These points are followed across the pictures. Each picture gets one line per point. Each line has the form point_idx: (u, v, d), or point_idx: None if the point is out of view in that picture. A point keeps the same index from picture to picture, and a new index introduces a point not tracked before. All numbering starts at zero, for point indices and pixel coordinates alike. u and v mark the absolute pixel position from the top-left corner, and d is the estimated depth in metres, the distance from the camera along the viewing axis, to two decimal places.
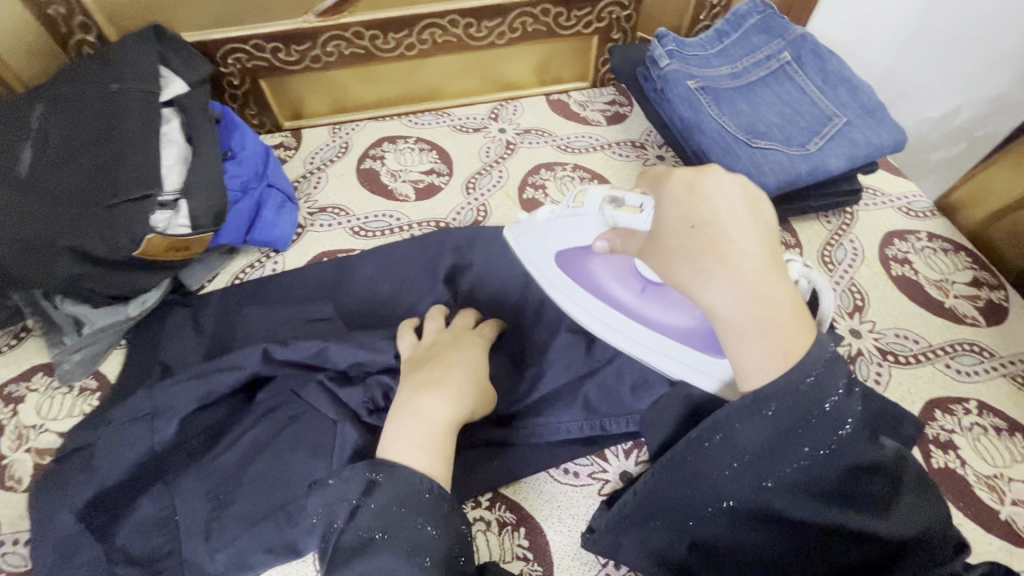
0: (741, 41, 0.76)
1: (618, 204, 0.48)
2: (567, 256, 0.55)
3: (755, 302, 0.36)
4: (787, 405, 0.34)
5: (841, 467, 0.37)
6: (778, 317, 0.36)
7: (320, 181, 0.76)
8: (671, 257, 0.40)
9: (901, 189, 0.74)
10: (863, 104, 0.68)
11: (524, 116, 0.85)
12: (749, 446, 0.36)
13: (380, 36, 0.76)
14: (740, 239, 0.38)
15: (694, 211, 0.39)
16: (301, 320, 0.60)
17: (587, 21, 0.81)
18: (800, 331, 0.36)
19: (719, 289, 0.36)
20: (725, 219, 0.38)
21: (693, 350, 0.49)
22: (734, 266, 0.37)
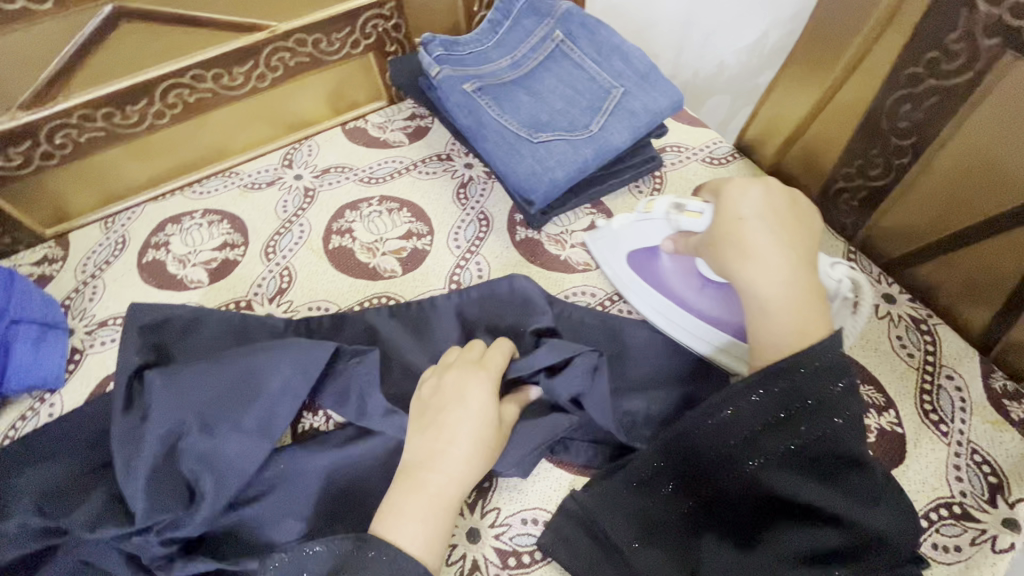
0: (515, 27, 0.72)
1: (681, 209, 0.53)
2: (637, 257, 0.61)
3: (783, 287, 0.45)
4: (793, 383, 0.41)
5: (833, 461, 0.40)
6: (804, 301, 0.45)
7: (96, 291, 0.67)
8: (718, 243, 0.49)
9: (703, 139, 0.74)
10: (637, 69, 0.66)
11: (321, 154, 0.78)
12: (742, 421, 0.42)
13: (116, 113, 0.67)
14: (775, 231, 0.46)
15: (741, 207, 0.48)
16: (82, 470, 0.47)
17: (353, 41, 0.75)
18: (818, 309, 0.45)
19: (751, 271, 0.46)
20: (766, 213, 0.47)
21: (724, 335, 0.55)
22: (763, 254, 0.46)
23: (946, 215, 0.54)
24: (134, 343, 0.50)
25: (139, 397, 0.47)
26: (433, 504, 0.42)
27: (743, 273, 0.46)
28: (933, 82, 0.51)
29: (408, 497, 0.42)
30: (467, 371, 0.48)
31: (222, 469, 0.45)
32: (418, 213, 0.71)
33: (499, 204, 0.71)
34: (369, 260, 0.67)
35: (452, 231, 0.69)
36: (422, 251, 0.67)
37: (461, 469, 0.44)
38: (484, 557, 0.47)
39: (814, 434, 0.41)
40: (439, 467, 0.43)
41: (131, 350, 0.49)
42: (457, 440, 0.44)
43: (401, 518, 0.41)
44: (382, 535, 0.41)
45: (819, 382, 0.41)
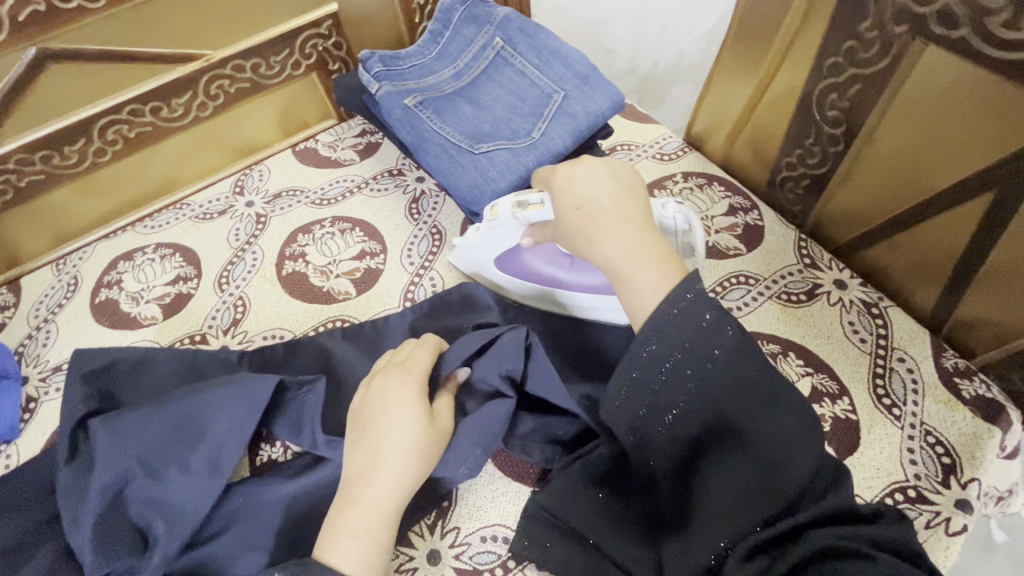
0: (455, 37, 0.72)
1: (524, 205, 0.53)
2: (504, 261, 0.59)
3: (631, 256, 0.44)
4: (666, 337, 0.40)
5: (730, 389, 0.40)
6: (654, 264, 0.44)
7: (49, 335, 0.66)
8: (570, 232, 0.49)
9: (653, 135, 0.74)
10: (576, 71, 0.66)
11: (273, 178, 0.78)
12: (629, 398, 0.42)
13: (54, 154, 0.66)
14: (612, 208, 0.47)
15: (575, 195, 0.48)
16: (35, 523, 0.47)
17: (294, 62, 0.75)
18: (669, 267, 0.44)
19: (599, 248, 0.46)
20: (598, 196, 0.48)
21: (610, 298, 0.55)
22: (607, 229, 0.46)
23: (903, 190, 0.52)
24: (79, 391, 0.50)
25: (85, 447, 0.47)
26: (372, 519, 0.42)
27: (595, 251, 0.46)
28: (854, 70, 0.51)
29: (343, 518, 0.42)
30: (394, 377, 0.47)
31: (172, 511, 0.45)
32: (369, 231, 0.70)
33: (451, 216, 0.70)
34: (323, 283, 0.66)
35: (405, 247, 0.68)
36: (375, 270, 0.67)
37: (408, 490, 0.44)
38: None
39: (702, 373, 0.40)
40: (373, 482, 0.43)
41: (76, 399, 0.49)
42: (389, 456, 0.43)
43: (348, 539, 0.41)
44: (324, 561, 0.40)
45: (686, 319, 0.40)
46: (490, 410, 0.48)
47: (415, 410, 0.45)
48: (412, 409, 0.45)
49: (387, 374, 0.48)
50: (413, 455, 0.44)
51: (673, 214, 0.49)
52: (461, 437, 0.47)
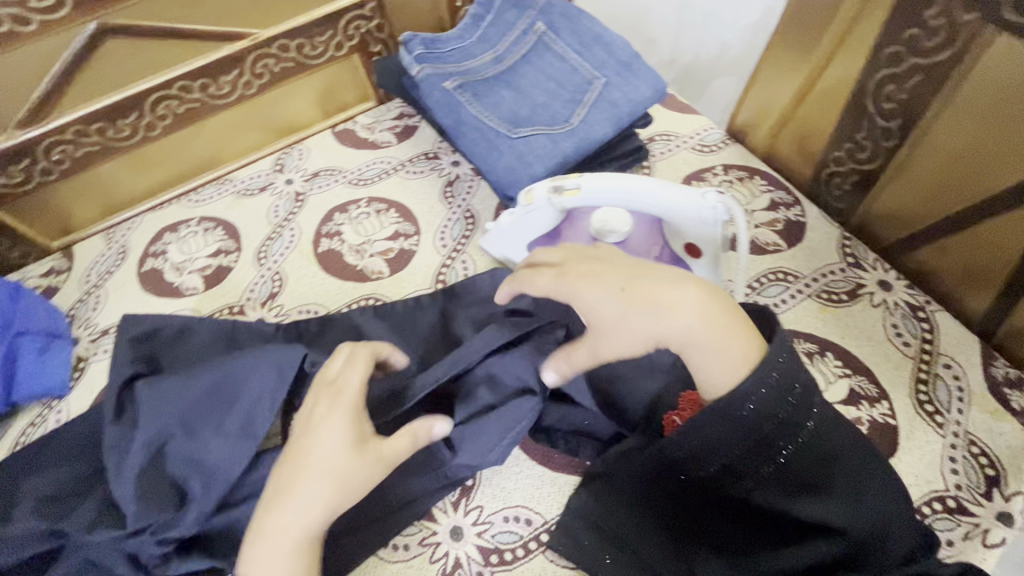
0: (497, 20, 0.71)
1: (561, 190, 0.52)
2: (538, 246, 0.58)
3: (707, 320, 0.40)
4: (762, 403, 0.39)
5: (820, 461, 0.40)
6: (726, 317, 0.41)
7: (99, 300, 0.69)
8: (609, 323, 0.43)
9: (693, 126, 0.72)
10: (618, 58, 0.65)
11: (311, 157, 0.79)
12: (729, 438, 0.40)
13: (109, 126, 0.69)
14: (654, 276, 0.43)
15: (604, 281, 0.43)
16: (84, 474, 0.50)
17: (336, 43, 0.76)
18: (739, 323, 0.41)
19: (672, 328, 0.41)
20: (625, 279, 0.43)
21: None
22: (668, 302, 0.41)
23: (965, 193, 0.50)
24: (126, 354, 0.52)
25: (130, 405, 0.49)
26: (286, 548, 0.39)
27: (665, 330, 0.41)
28: (916, 60, 0.49)
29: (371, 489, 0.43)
30: (325, 401, 0.44)
31: (209, 472, 0.47)
32: (405, 213, 0.71)
33: (485, 201, 0.71)
34: (357, 262, 0.67)
35: (439, 230, 0.69)
36: (409, 251, 0.67)
37: None
38: (466, 554, 0.47)
39: (795, 444, 0.40)
40: (289, 507, 0.39)
41: (123, 360, 0.51)
42: (304, 483, 0.40)
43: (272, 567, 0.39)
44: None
45: (785, 387, 0.40)
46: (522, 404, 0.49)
47: (339, 437, 0.42)
48: (338, 436, 0.42)
49: (319, 399, 0.44)
50: (335, 478, 0.40)
51: (713, 204, 0.47)
52: (487, 423, 0.48)
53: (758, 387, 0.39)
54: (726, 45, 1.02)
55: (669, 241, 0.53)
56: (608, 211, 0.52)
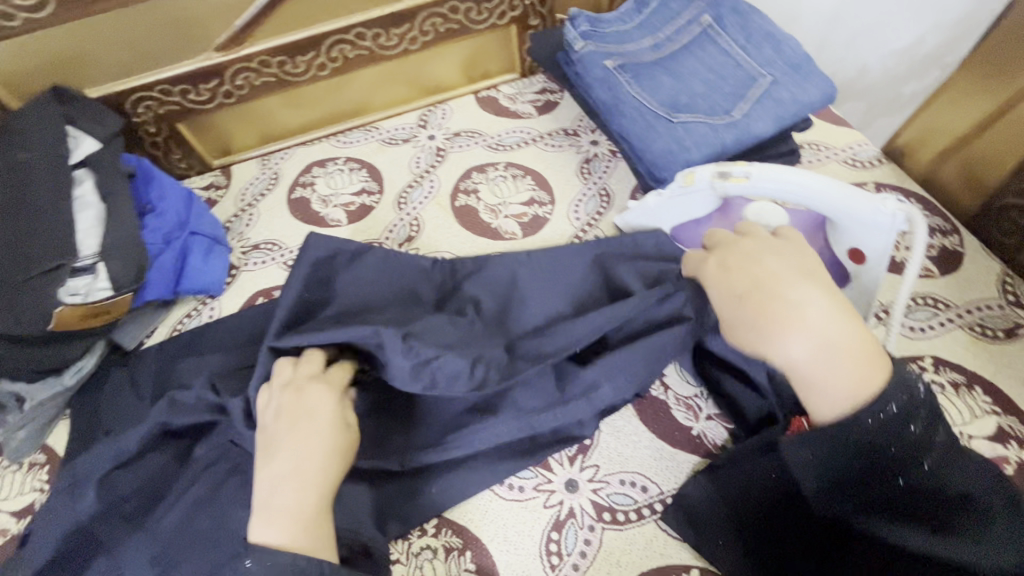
0: (661, 9, 0.72)
1: (726, 176, 0.52)
2: (684, 230, 0.60)
3: (825, 349, 0.38)
4: (866, 427, 0.36)
5: (942, 498, 0.35)
6: (851, 351, 0.38)
7: (252, 218, 0.75)
8: (729, 331, 0.43)
9: (847, 139, 0.70)
10: (788, 58, 0.64)
11: (454, 118, 0.83)
12: (834, 459, 0.37)
13: (288, 61, 0.74)
14: (789, 287, 0.41)
15: (732, 281, 0.43)
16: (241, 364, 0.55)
17: (500, 12, 0.79)
18: (863, 353, 0.38)
19: (786, 346, 0.39)
20: (744, 291, 0.42)
21: None
22: (793, 319, 0.39)
23: None
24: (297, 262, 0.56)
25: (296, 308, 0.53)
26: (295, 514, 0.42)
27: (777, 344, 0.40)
28: None
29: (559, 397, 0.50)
30: (301, 392, 0.47)
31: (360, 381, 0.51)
32: (540, 181, 0.73)
33: (621, 183, 0.72)
34: (491, 220, 0.70)
35: (573, 203, 0.70)
36: (542, 218, 0.70)
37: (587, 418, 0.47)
38: (580, 506, 0.49)
39: (913, 475, 0.36)
40: (296, 482, 0.43)
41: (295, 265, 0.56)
42: (309, 459, 0.44)
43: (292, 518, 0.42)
44: (275, 546, 0.41)
45: (899, 416, 0.36)
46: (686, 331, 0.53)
47: (331, 417, 0.46)
48: (327, 413, 0.46)
49: (280, 401, 0.46)
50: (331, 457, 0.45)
51: (891, 210, 0.47)
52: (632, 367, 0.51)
53: (865, 417, 0.36)
54: (866, 68, 0.98)
55: (831, 245, 0.52)
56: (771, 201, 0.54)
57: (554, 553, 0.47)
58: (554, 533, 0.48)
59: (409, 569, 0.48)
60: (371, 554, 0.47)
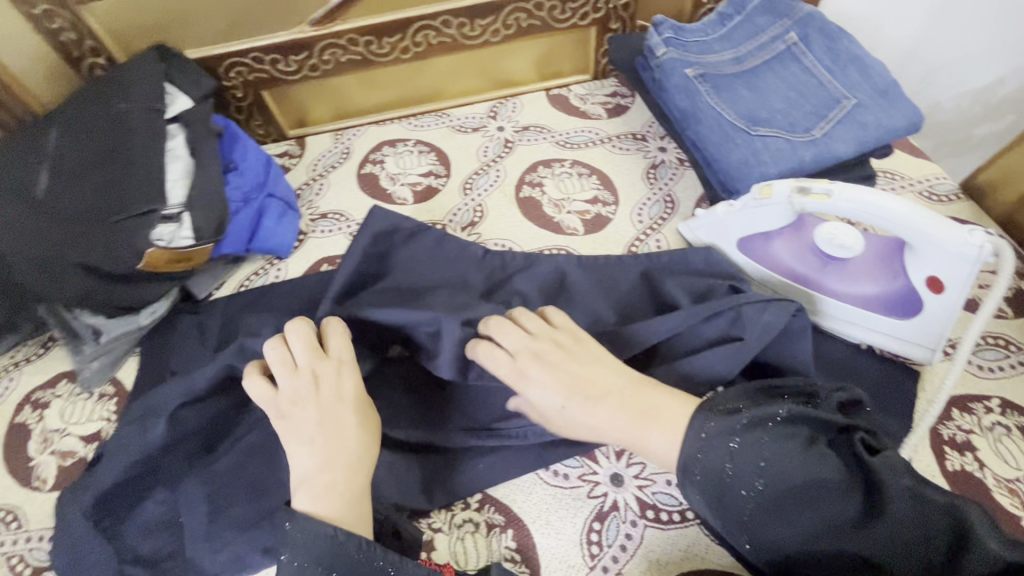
0: (746, 23, 0.72)
1: (806, 192, 0.52)
2: (750, 243, 0.58)
3: (636, 421, 0.42)
4: (739, 449, 0.39)
5: (835, 488, 0.36)
6: (652, 409, 0.43)
7: (322, 188, 0.78)
8: (563, 427, 0.45)
9: (924, 171, 0.69)
10: (875, 83, 0.64)
11: (524, 112, 0.84)
12: (739, 491, 0.38)
13: (375, 41, 0.77)
14: (589, 384, 0.44)
15: (547, 394, 0.45)
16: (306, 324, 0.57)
17: (584, 13, 0.80)
18: (673, 405, 0.43)
19: (601, 426, 0.43)
20: (564, 391, 0.44)
21: (875, 315, 0.53)
22: (600, 404, 0.43)
23: None
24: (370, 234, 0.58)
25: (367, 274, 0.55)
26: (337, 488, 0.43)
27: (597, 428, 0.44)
28: None
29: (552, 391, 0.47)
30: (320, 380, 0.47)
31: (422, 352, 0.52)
32: (605, 182, 0.74)
33: (687, 191, 0.72)
34: (554, 214, 0.71)
35: (637, 206, 0.71)
36: (605, 217, 0.70)
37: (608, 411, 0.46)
38: (625, 501, 0.50)
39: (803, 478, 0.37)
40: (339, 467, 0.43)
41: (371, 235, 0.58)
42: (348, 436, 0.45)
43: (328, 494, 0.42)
44: (313, 516, 0.41)
45: (759, 427, 0.39)
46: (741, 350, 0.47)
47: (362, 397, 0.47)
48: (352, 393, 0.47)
49: (295, 385, 0.46)
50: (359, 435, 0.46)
51: (978, 243, 0.46)
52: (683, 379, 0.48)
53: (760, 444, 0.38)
54: (938, 104, 0.95)
55: (907, 271, 0.52)
56: (845, 224, 0.56)
57: (595, 543, 0.48)
58: (596, 524, 0.49)
59: (451, 539, 0.49)
60: (402, 530, 0.47)
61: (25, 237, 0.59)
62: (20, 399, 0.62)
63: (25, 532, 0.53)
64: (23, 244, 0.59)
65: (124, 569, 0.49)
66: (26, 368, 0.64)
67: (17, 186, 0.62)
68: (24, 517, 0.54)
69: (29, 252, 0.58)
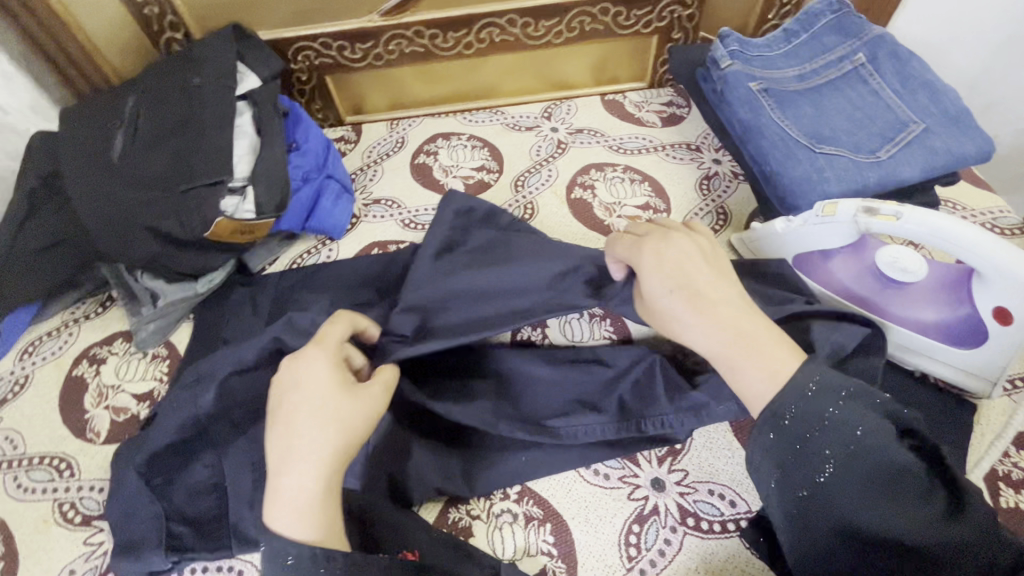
0: (812, 41, 0.71)
1: (873, 212, 0.51)
2: (805, 259, 0.59)
3: (733, 338, 0.41)
4: (836, 414, 0.37)
5: (917, 483, 0.35)
6: (757, 339, 0.40)
7: (376, 174, 0.79)
8: (657, 318, 0.45)
9: (987, 203, 0.68)
10: (945, 109, 0.63)
11: (578, 115, 0.85)
12: (819, 449, 0.36)
13: (440, 35, 0.79)
14: (713, 286, 0.43)
15: (661, 277, 0.45)
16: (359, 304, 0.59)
17: (647, 21, 0.81)
18: (780, 347, 0.40)
19: (694, 331, 0.42)
20: (674, 282, 0.44)
21: (934, 341, 0.52)
22: (710, 309, 0.42)
23: None
24: (445, 223, 0.59)
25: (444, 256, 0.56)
26: (304, 495, 0.38)
27: (692, 327, 0.42)
28: None
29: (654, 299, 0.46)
30: (295, 370, 0.43)
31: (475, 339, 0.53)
32: (658, 189, 0.74)
33: (739, 205, 0.72)
34: (605, 217, 0.71)
35: (689, 215, 0.71)
36: (656, 224, 0.70)
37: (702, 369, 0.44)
38: (665, 506, 0.49)
39: (891, 459, 0.35)
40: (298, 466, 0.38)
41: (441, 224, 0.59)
42: (306, 425, 0.40)
43: (287, 506, 0.38)
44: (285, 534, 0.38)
45: (863, 402, 0.37)
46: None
47: (327, 381, 0.42)
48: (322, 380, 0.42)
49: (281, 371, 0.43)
50: (331, 426, 0.40)
51: None
52: None
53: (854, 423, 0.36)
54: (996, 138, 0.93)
55: (974, 300, 0.50)
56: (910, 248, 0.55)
57: (633, 545, 0.48)
58: (635, 526, 0.49)
59: (489, 528, 0.49)
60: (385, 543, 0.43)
61: (98, 198, 0.61)
62: (77, 353, 0.64)
63: (78, 481, 0.55)
64: (95, 203, 0.61)
65: (171, 528, 0.50)
66: (85, 324, 0.66)
67: (94, 149, 0.65)
68: (76, 467, 0.56)
69: (100, 213, 0.61)
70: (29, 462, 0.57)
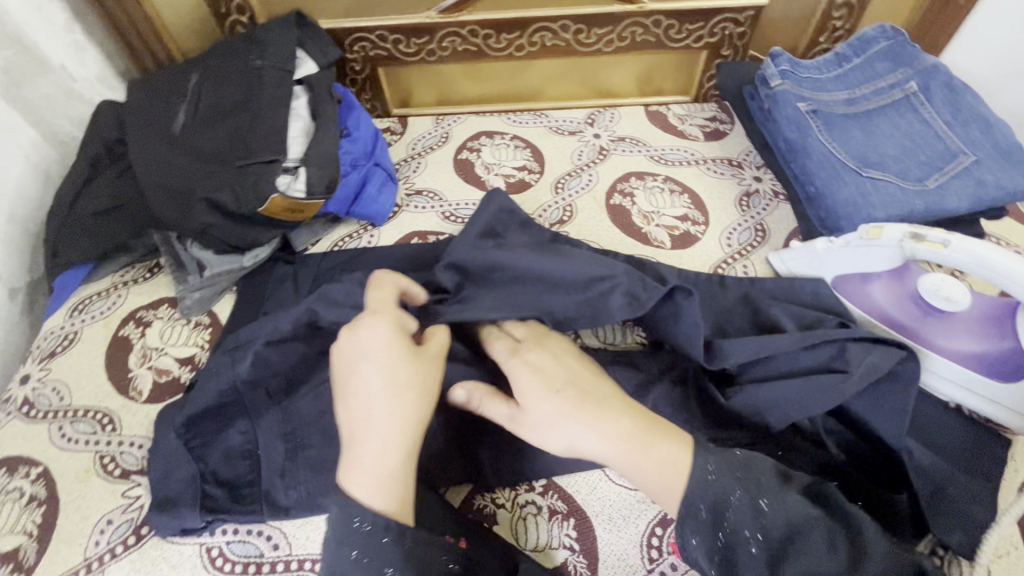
0: (864, 67, 0.72)
1: (920, 238, 0.52)
2: (845, 281, 0.59)
3: (624, 439, 0.42)
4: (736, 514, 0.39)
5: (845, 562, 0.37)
6: (646, 439, 0.42)
7: (420, 166, 0.81)
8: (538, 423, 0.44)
9: None
10: (996, 143, 0.63)
11: (621, 123, 0.85)
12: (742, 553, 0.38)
13: (493, 36, 0.81)
14: (595, 387, 0.45)
15: (544, 378, 0.45)
16: None
17: (698, 36, 0.82)
18: (667, 444, 0.42)
19: (587, 438, 0.42)
20: (561, 384, 0.45)
21: (975, 373, 0.52)
22: (599, 413, 0.43)
23: None
24: (485, 217, 0.61)
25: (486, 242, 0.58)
26: (375, 459, 0.40)
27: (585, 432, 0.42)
28: None
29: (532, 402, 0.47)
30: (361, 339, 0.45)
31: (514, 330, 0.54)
32: (697, 202, 0.75)
33: (779, 223, 0.72)
34: (642, 225, 0.72)
35: (727, 230, 0.71)
36: (693, 235, 0.71)
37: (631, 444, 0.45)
38: None
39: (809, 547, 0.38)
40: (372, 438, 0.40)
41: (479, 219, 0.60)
42: (373, 398, 0.42)
43: (357, 469, 0.40)
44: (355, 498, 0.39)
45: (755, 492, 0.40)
46: (844, 380, 0.47)
47: (389, 348, 0.44)
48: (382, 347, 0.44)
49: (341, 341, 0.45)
50: (393, 394, 0.42)
51: None
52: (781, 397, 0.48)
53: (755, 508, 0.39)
54: None
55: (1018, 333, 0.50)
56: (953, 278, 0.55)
57: (655, 547, 0.48)
58: (659, 529, 0.49)
59: (513, 517, 0.50)
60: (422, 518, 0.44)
61: (159, 167, 0.64)
62: (125, 314, 0.67)
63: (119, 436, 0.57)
64: (156, 172, 0.64)
65: (205, 490, 0.52)
66: (133, 287, 0.69)
67: (157, 120, 0.67)
68: (118, 423, 0.58)
69: (160, 182, 0.63)
70: (74, 414, 0.59)
